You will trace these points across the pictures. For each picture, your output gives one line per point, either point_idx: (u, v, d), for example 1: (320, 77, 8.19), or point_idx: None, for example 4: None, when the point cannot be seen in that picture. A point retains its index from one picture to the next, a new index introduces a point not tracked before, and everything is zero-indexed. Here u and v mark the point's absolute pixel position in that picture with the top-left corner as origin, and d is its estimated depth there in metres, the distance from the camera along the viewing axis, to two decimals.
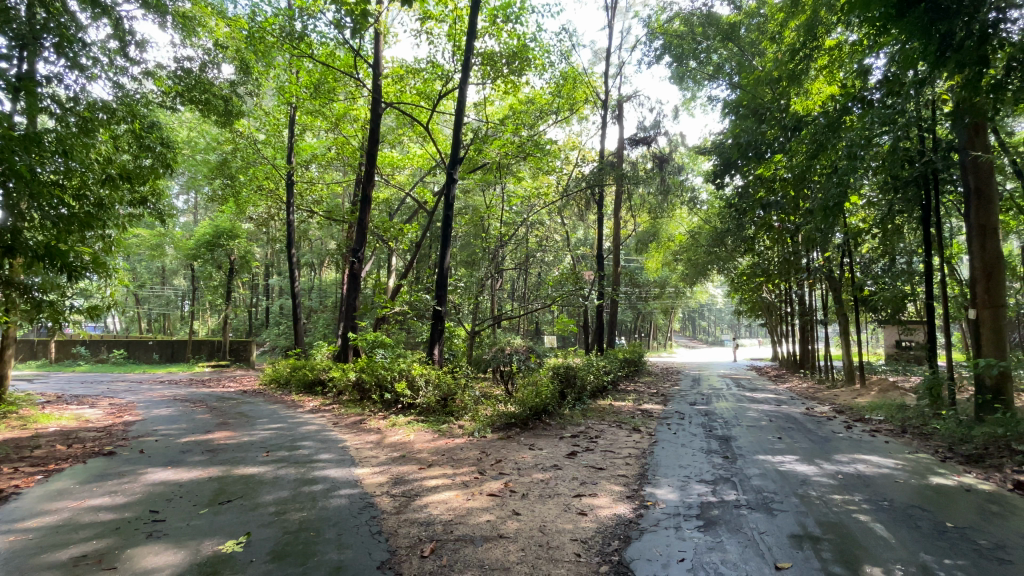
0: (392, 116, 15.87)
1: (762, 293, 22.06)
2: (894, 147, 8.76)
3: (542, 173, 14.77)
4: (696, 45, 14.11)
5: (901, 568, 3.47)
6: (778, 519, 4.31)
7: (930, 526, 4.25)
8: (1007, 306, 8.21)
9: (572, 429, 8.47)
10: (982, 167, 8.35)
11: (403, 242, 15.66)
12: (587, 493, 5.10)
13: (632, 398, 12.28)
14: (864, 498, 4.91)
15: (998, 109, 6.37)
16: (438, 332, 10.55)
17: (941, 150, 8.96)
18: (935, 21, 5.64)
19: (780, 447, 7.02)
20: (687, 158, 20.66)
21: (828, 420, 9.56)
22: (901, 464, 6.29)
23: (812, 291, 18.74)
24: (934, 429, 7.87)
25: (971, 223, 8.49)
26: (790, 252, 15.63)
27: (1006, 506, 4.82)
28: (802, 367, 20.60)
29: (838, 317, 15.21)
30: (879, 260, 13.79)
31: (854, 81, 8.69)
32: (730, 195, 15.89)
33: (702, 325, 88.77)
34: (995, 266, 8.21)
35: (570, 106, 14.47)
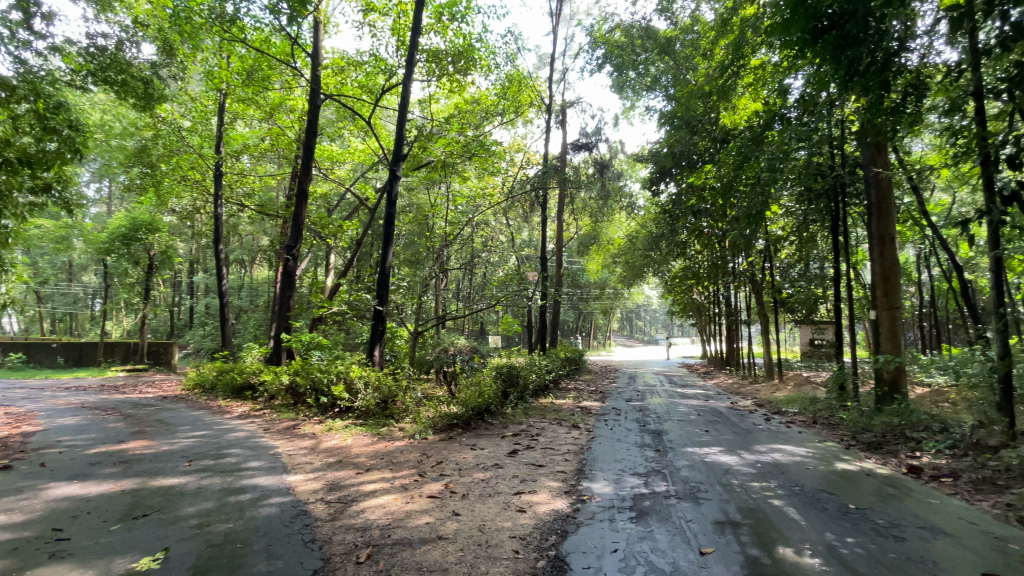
0: (332, 108, 15.32)
1: (693, 295, 23.31)
2: (808, 161, 9.54)
3: (486, 173, 14.81)
4: (635, 56, 14.78)
5: (809, 547, 3.79)
6: (703, 507, 4.59)
7: (834, 508, 4.68)
8: (902, 308, 9.16)
9: (513, 428, 8.54)
10: (882, 182, 9.24)
11: (342, 239, 15.18)
12: (527, 490, 5.18)
13: (572, 396, 12.56)
14: (779, 484, 5.33)
15: (896, 129, 7.07)
16: (379, 333, 10.30)
17: (848, 165, 9.85)
18: (844, 47, 6.21)
19: (707, 440, 7.46)
20: (626, 164, 21.46)
21: (750, 414, 10.27)
22: (812, 452, 6.88)
23: (738, 293, 20.00)
24: (841, 420, 8.64)
25: (873, 233, 9.39)
26: (719, 257, 16.64)
27: (898, 487, 5.40)
28: (728, 364, 21.93)
29: (760, 318, 16.33)
30: (795, 265, 14.98)
31: (776, 98, 9.40)
32: (665, 202, 16.67)
33: (639, 325, 92.45)
34: (891, 272, 9.15)
35: (515, 108, 14.60)
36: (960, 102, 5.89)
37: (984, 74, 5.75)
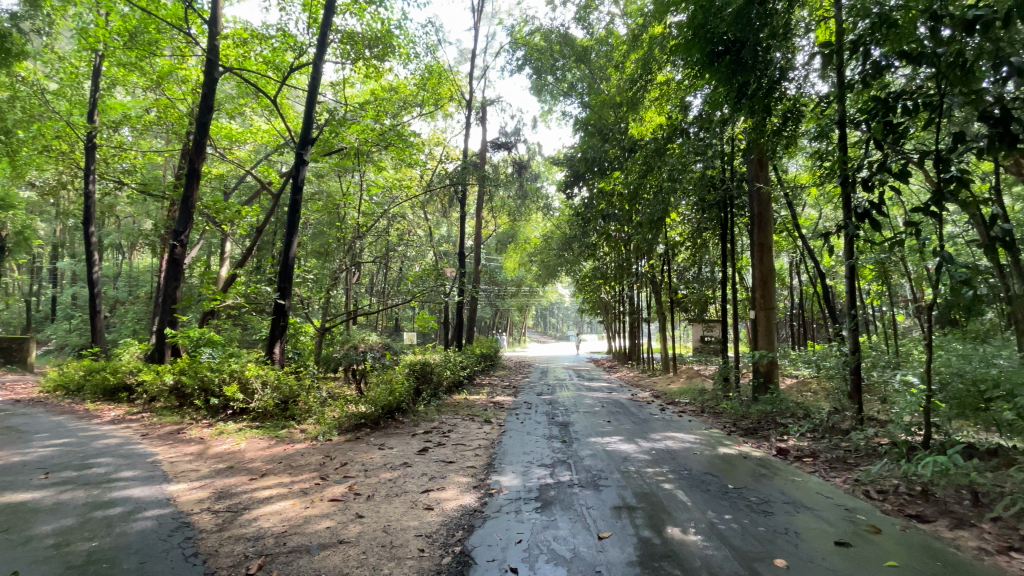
0: (231, 82, 14.01)
1: (602, 293, 24.52)
2: (703, 174, 10.42)
3: (403, 164, 14.41)
4: (553, 61, 15.20)
5: (693, 525, 4.17)
6: (603, 493, 4.85)
7: (716, 488, 5.19)
8: (775, 308, 10.32)
9: (425, 426, 8.43)
10: (763, 197, 10.33)
11: (240, 226, 13.98)
12: (435, 487, 5.15)
13: (486, 391, 12.67)
14: (670, 469, 5.79)
15: (775, 150, 7.92)
16: (280, 329, 9.63)
17: (736, 179, 10.90)
18: (736, 72, 6.89)
19: (609, 430, 7.90)
20: (543, 166, 22.00)
21: (649, 405, 11.04)
22: (699, 438, 7.55)
23: (641, 293, 21.39)
24: (725, 408, 9.58)
25: (754, 241, 10.48)
26: (624, 259, 17.67)
27: (768, 468, 6.11)
28: (631, 359, 23.40)
29: (659, 316, 17.61)
30: (691, 268, 16.35)
31: (679, 113, 10.15)
32: (578, 204, 17.35)
33: (552, 321, 95.51)
34: (768, 276, 10.28)
35: (435, 101, 14.36)
36: (828, 129, 6.75)
37: (845, 107, 6.66)
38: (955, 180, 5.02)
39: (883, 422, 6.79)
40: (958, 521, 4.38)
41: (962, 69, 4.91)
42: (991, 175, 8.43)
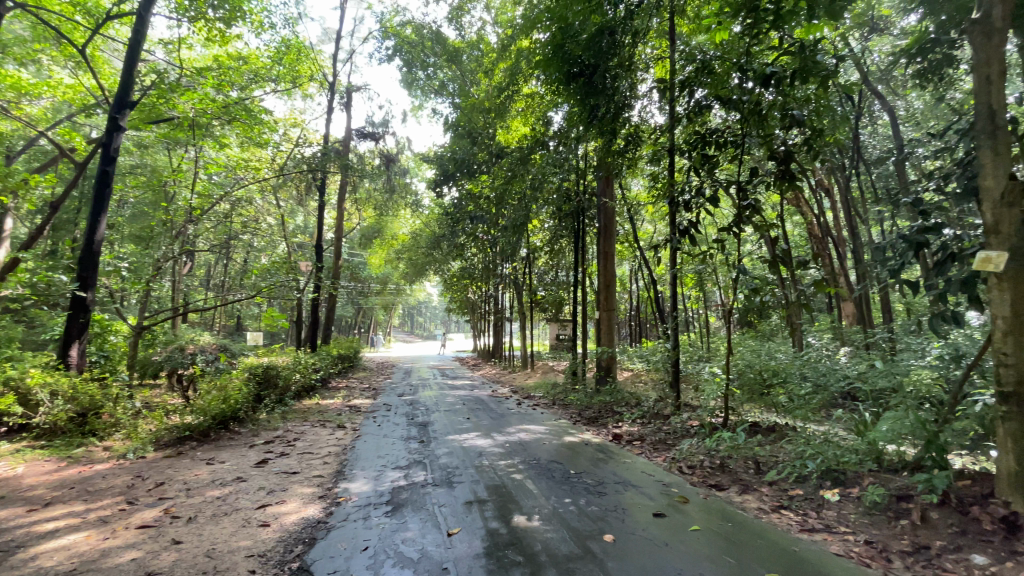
0: (19, 19, 11.19)
1: (468, 293, 24.91)
2: (560, 185, 11.22)
3: (253, 144, 12.96)
4: (424, 57, 14.94)
5: (537, 512, 4.45)
6: (455, 490, 4.93)
7: (560, 474, 5.62)
8: (616, 310, 11.49)
9: (266, 435, 7.68)
10: (608, 210, 11.44)
11: (27, 199, 11.22)
12: (274, 501, 4.72)
13: (341, 395, 12.00)
14: (521, 460, 6.11)
15: (620, 168, 8.86)
16: (79, 327, 7.95)
17: (588, 192, 11.90)
18: (589, 94, 7.63)
19: (467, 426, 8.05)
20: (412, 162, 21.57)
21: (506, 400, 11.52)
22: (548, 429, 8.09)
23: (505, 293, 22.20)
24: (572, 400, 10.40)
25: (600, 249, 11.54)
26: (489, 261, 18.19)
27: (605, 452, 6.80)
28: (494, 357, 24.16)
29: (520, 316, 18.47)
30: (550, 272, 17.43)
31: (541, 125, 10.79)
32: (447, 203, 17.36)
33: (419, 320, 94.30)
34: (610, 281, 11.40)
35: (293, 79, 13.18)
36: (661, 154, 7.75)
37: (674, 138, 7.69)
38: (750, 208, 6.13)
39: (694, 407, 8.01)
40: (744, 486, 5.35)
41: (757, 116, 6.00)
42: (777, 205, 10.45)
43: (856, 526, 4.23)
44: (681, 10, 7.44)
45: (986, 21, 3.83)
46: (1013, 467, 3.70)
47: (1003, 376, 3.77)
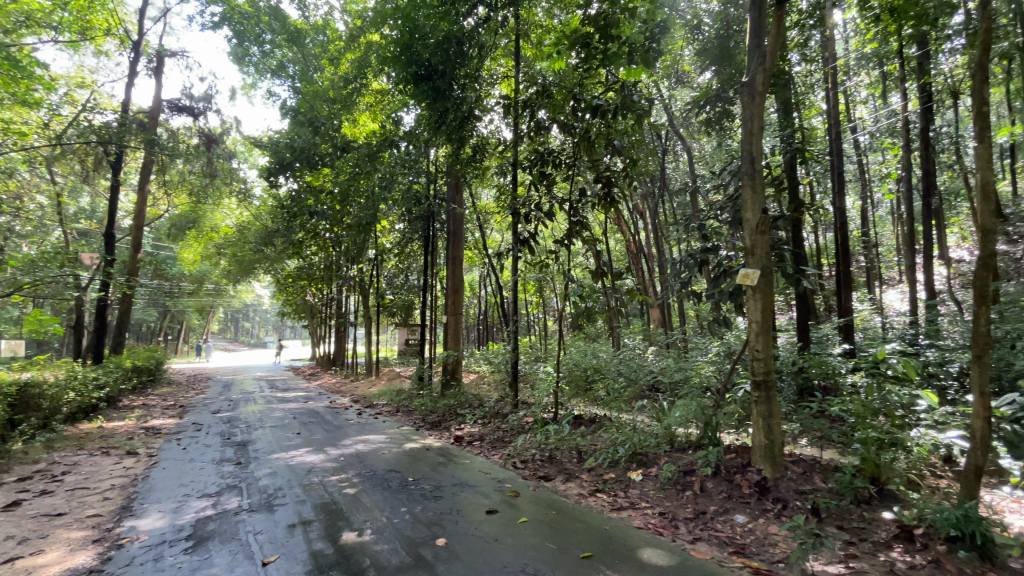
0: None
1: (306, 295, 22.99)
2: (410, 187, 11.05)
3: (15, 102, 10.20)
4: (259, 32, 13.23)
5: (369, 526, 4.27)
6: (276, 514, 4.48)
7: (396, 484, 5.49)
8: (463, 314, 11.68)
9: (19, 471, 6.05)
10: (457, 216, 11.62)
11: None
12: (24, 554, 3.73)
13: (136, 415, 10.04)
14: (355, 473, 5.82)
15: (466, 176, 9.06)
16: None
17: (437, 197, 11.93)
18: (436, 99, 7.65)
19: (296, 442, 7.38)
20: (241, 146, 19.23)
21: (345, 410, 10.88)
22: (388, 437, 7.86)
23: (348, 296, 21.02)
24: (416, 406, 10.27)
25: (449, 254, 11.64)
26: (331, 261, 17.07)
27: (445, 456, 6.86)
28: (334, 364, 22.70)
29: (364, 320, 17.67)
30: (397, 275, 17.02)
31: (391, 124, 10.53)
32: (283, 196, 15.70)
33: (248, 325, 83.93)
34: (457, 286, 11.56)
35: (82, 30, 10.76)
36: (506, 167, 8.10)
37: (518, 152, 8.15)
38: (580, 223, 6.74)
39: (530, 405, 8.53)
40: (568, 475, 5.88)
41: (587, 142, 6.70)
42: (605, 222, 11.77)
43: (654, 501, 4.94)
44: (526, 35, 7.95)
45: (752, 85, 4.73)
46: (762, 440, 4.68)
47: (756, 368, 4.74)
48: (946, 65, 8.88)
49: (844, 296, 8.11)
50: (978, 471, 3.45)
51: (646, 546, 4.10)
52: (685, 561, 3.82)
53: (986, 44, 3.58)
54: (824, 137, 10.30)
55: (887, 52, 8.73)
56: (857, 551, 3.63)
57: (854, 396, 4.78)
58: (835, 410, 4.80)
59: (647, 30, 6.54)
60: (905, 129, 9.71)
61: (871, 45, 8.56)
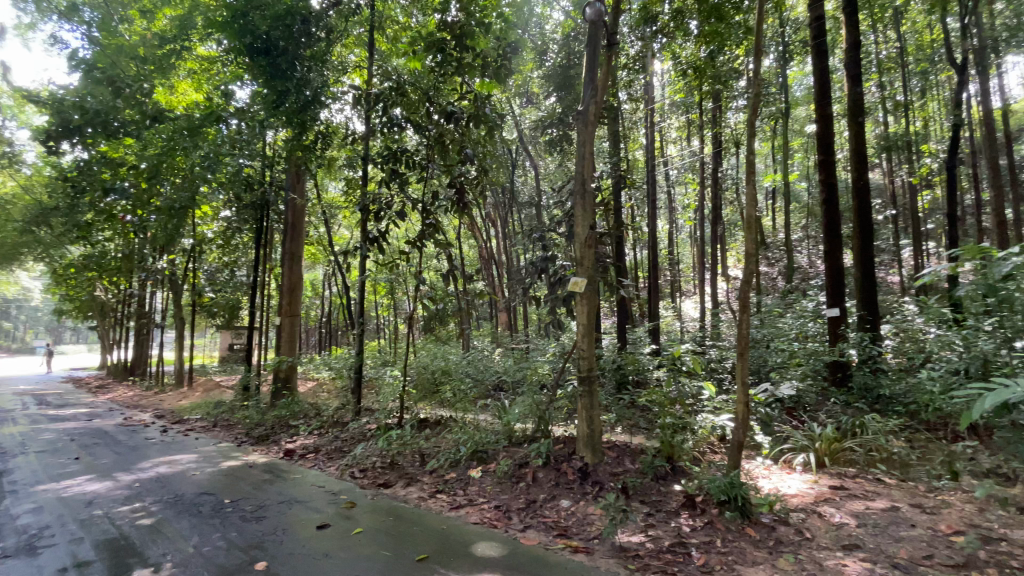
0: None
1: (97, 289, 18.90)
2: (240, 171, 9.84)
3: None
4: None
5: (171, 560, 3.68)
6: (38, 559, 3.60)
7: (210, 508, 4.82)
8: (300, 315, 10.76)
9: None
10: (297, 208, 10.69)
11: None
12: None
13: None
14: (155, 500, 4.97)
15: (308, 165, 8.40)
16: None
17: (273, 185, 10.81)
18: (275, 77, 6.99)
19: (72, 470, 6.01)
20: (3, 98, 15.10)
21: (144, 428, 9.17)
22: (202, 456, 6.86)
23: (156, 292, 17.85)
24: (239, 418, 9.13)
25: (286, 249, 10.64)
26: (133, 250, 14.33)
27: (273, 472, 6.23)
28: (133, 373, 19.05)
29: (176, 321, 15.17)
30: (223, 270, 14.98)
31: (221, 97, 9.34)
32: (67, 166, 12.63)
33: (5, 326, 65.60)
34: (295, 284, 10.63)
35: None
36: (355, 161, 7.69)
37: (369, 146, 7.83)
38: (432, 226, 6.70)
39: (372, 411, 8.23)
40: (409, 479, 5.81)
41: (441, 146, 6.75)
42: (457, 226, 11.97)
43: (490, 496, 5.16)
44: (381, 27, 7.68)
45: (587, 111, 5.22)
46: (585, 430, 5.21)
47: (581, 365, 5.27)
48: (731, 121, 11.04)
49: (654, 304, 9.49)
50: (740, 445, 4.29)
51: (480, 541, 4.26)
52: (515, 550, 4.07)
53: (754, 106, 4.54)
54: (645, 167, 11.96)
55: (690, 103, 10.53)
56: (654, 521, 4.25)
57: (658, 389, 5.60)
58: (644, 400, 5.56)
59: (501, 47, 6.87)
60: (702, 168, 11.79)
61: (680, 95, 10.23)
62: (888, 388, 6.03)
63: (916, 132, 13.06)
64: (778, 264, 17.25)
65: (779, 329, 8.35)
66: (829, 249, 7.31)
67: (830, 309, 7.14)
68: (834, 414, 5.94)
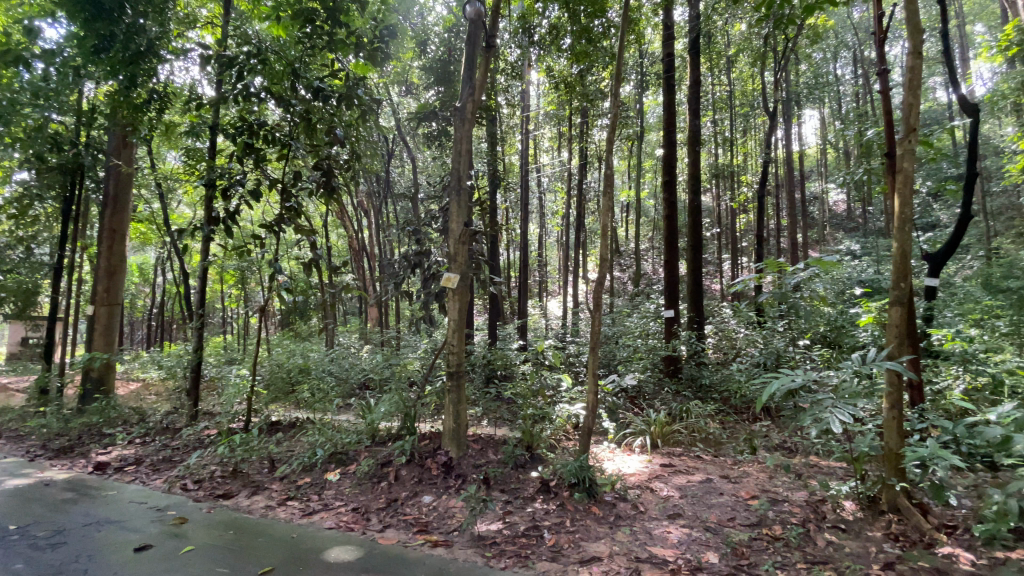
0: None
1: None
2: (43, 126, 8.08)
3: None
4: None
5: None
6: None
7: None
8: (121, 305, 9.12)
9: None
10: (121, 177, 9.02)
11: None
12: None
13: None
14: None
15: (139, 129, 7.18)
16: None
17: (90, 147, 9.01)
18: (97, 20, 5.98)
19: None
20: None
21: None
22: None
23: None
24: (30, 428, 7.45)
25: (104, 225, 8.94)
26: None
27: (77, 489, 5.21)
28: None
29: None
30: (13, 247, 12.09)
31: (18, 32, 7.54)
32: None
33: None
34: (116, 267, 9.00)
35: None
36: (200, 130, 6.74)
37: (220, 115, 6.94)
38: (292, 210, 6.13)
39: (214, 414, 7.31)
40: (255, 488, 5.27)
41: (306, 124, 6.22)
42: (324, 213, 11.21)
43: (348, 498, 4.91)
44: None
45: (465, 108, 5.23)
46: (450, 425, 5.23)
47: (450, 360, 5.27)
48: (596, 137, 12.04)
49: (522, 302, 9.94)
50: (589, 432, 4.69)
51: (334, 545, 4.04)
52: (372, 551, 3.93)
53: (613, 123, 4.93)
54: (519, 171, 12.47)
55: (561, 115, 11.25)
56: (512, 508, 4.43)
57: (521, 383, 5.85)
58: (508, 393, 5.79)
59: (377, 29, 6.59)
60: (569, 177, 12.66)
61: (553, 107, 10.89)
62: (708, 379, 7.07)
63: (738, 164, 15.57)
64: (630, 270, 19.26)
65: (627, 328, 9.31)
66: (669, 259, 8.33)
67: (667, 310, 8.15)
68: (667, 402, 6.82)
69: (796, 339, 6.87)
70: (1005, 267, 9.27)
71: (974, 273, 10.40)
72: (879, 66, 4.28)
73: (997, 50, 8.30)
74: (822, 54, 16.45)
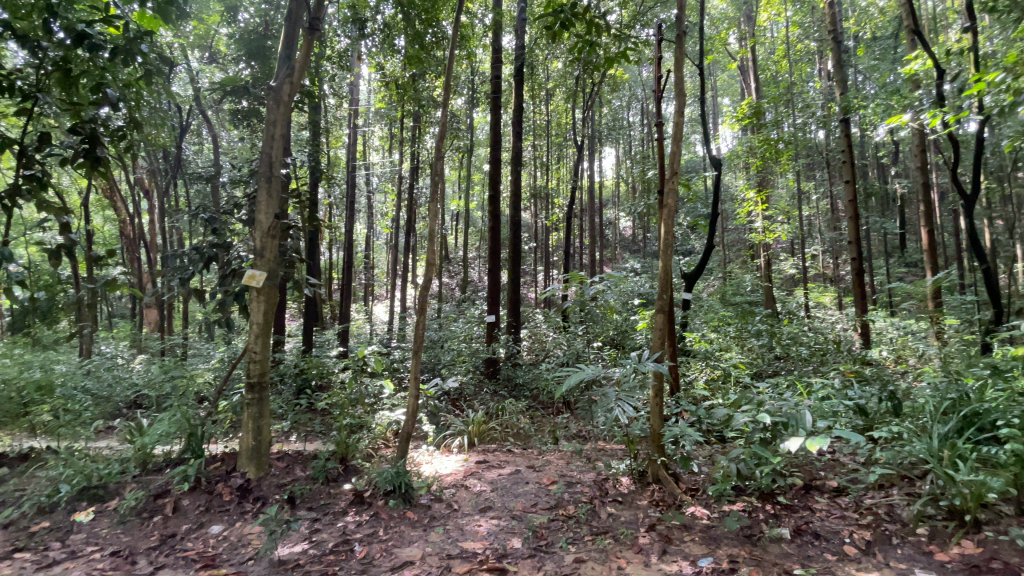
0: None
1: None
2: None
3: None
4: None
5: None
6: None
7: None
8: None
9: None
10: None
11: None
12: None
13: None
14: None
15: None
16: None
17: None
18: None
19: None
20: None
21: None
22: None
23: None
24: None
25: None
26: None
27: None
28: None
29: None
30: None
31: None
32: None
33: None
34: None
35: None
36: None
37: None
38: (34, 179, 4.75)
39: None
40: None
41: (62, 76, 4.91)
42: (86, 188, 9.00)
43: (105, 541, 4.00)
44: None
45: (281, 90, 4.74)
46: (251, 442, 4.65)
47: (252, 370, 4.69)
48: (427, 143, 12.10)
49: (344, 306, 9.42)
50: (407, 437, 4.66)
51: None
52: None
53: (443, 131, 4.97)
54: (344, 166, 11.77)
55: (393, 115, 11.03)
56: (320, 525, 4.14)
57: (337, 391, 5.51)
58: (322, 403, 5.40)
59: None
60: (398, 179, 12.45)
61: (382, 106, 10.61)
62: (522, 377, 7.73)
63: (553, 186, 17.35)
64: (457, 277, 19.76)
65: (452, 332, 9.57)
66: (491, 266, 8.79)
67: (489, 316, 8.58)
68: (485, 402, 7.19)
69: (593, 340, 7.72)
70: (735, 286, 12.12)
71: (716, 291, 13.38)
72: (659, 120, 5.19)
73: (736, 119, 10.87)
74: (621, 101, 19.41)
